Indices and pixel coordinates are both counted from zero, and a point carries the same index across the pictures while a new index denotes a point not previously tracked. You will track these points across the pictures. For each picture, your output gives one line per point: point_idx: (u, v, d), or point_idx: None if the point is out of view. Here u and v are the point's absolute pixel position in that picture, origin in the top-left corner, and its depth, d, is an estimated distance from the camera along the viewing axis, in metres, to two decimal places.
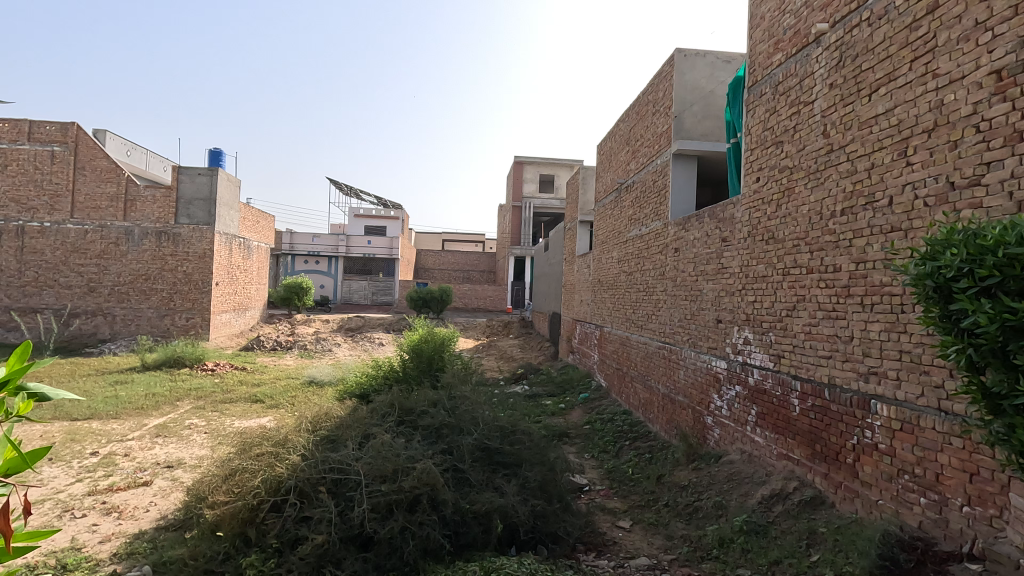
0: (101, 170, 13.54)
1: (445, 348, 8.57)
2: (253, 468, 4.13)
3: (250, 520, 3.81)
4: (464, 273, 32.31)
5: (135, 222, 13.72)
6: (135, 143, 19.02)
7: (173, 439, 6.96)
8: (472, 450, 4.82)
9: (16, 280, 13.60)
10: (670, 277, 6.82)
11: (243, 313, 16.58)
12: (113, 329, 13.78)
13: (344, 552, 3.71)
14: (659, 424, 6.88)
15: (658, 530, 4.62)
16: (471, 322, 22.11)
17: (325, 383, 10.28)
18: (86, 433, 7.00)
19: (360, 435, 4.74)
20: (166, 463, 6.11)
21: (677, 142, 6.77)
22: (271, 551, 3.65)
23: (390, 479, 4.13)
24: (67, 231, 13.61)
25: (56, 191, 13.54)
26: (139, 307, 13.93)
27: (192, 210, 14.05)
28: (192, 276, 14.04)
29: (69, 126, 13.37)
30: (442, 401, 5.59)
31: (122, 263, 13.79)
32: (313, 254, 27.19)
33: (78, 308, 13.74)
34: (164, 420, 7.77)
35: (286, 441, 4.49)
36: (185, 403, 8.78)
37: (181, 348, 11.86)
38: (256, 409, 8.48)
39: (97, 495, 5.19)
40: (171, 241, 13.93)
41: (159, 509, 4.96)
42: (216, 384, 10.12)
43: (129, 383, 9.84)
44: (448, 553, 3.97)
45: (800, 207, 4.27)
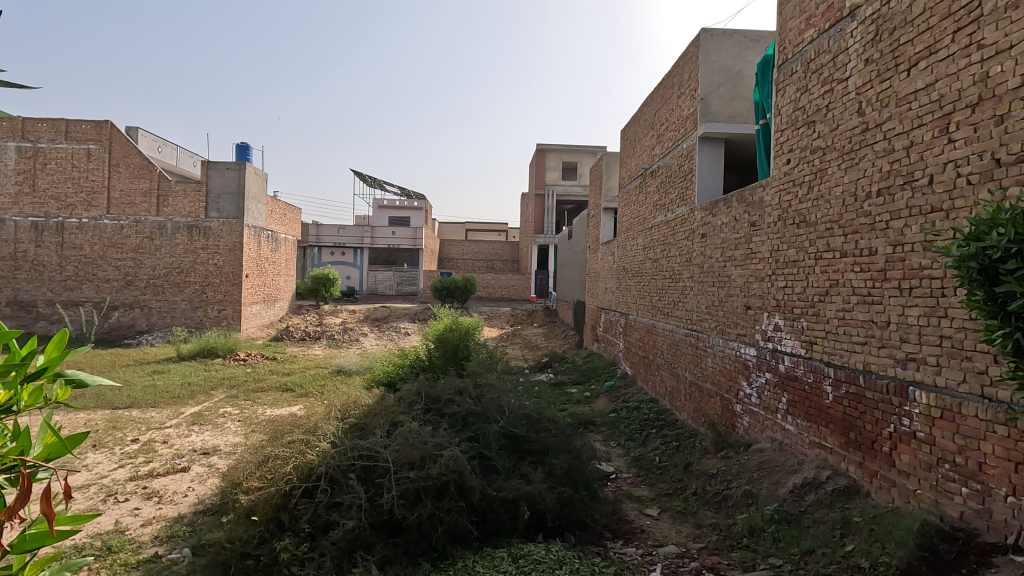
0: (133, 167, 13.97)
1: (470, 337, 8.59)
2: (285, 454, 4.21)
3: (283, 505, 3.89)
4: (488, 263, 32.39)
5: (168, 216, 14.19)
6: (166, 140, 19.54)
7: (208, 427, 7.17)
8: (498, 438, 4.84)
9: (56, 274, 14.06)
10: (697, 264, 6.69)
11: (272, 305, 16.95)
12: (149, 321, 14.26)
13: (374, 538, 3.82)
14: (686, 412, 6.80)
15: (687, 518, 4.58)
16: (495, 311, 22.11)
17: (352, 372, 10.48)
18: (126, 421, 7.27)
19: (388, 423, 4.81)
20: (203, 450, 6.30)
21: (704, 125, 6.61)
22: (303, 536, 3.75)
23: (418, 466, 4.17)
24: (104, 226, 14.05)
25: (93, 188, 13.96)
26: (173, 299, 14.34)
27: (221, 204, 14.35)
28: (223, 268, 14.40)
29: (103, 124, 13.78)
30: (468, 389, 5.60)
31: (156, 257, 14.22)
32: (339, 246, 27.60)
33: (117, 301, 14.20)
34: (200, 409, 8.01)
35: (317, 429, 4.57)
36: (219, 392, 9.03)
37: (214, 339, 12.21)
38: (287, 398, 8.69)
39: (138, 480, 5.39)
40: (202, 235, 14.29)
41: (196, 494, 5.12)
42: (247, 374, 10.37)
43: (166, 373, 10.17)
44: (476, 540, 4.03)
45: (833, 188, 4.13)
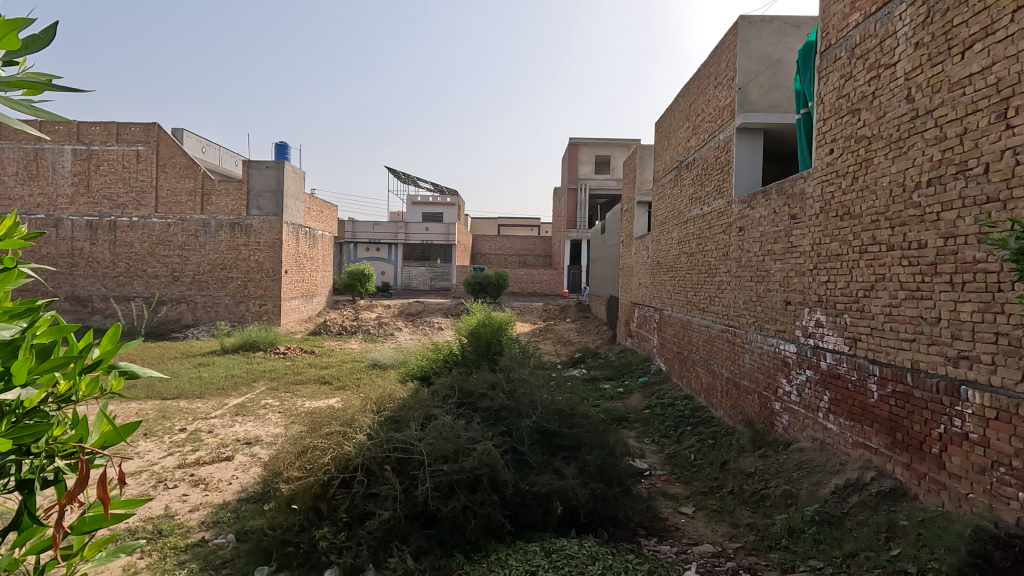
0: (179, 167, 14.53)
1: (503, 332, 8.62)
2: (323, 445, 4.32)
3: (322, 494, 4.01)
4: (520, 258, 32.38)
5: (211, 214, 14.71)
6: (209, 140, 20.22)
7: (250, 418, 7.43)
8: (531, 433, 4.85)
9: (110, 271, 14.75)
10: (734, 258, 6.54)
11: (311, 299, 17.39)
12: (195, 315, 14.85)
13: (409, 529, 3.90)
14: (722, 409, 6.68)
15: (723, 517, 4.50)
16: (527, 306, 22.13)
17: (388, 365, 10.67)
18: (174, 411, 7.60)
19: (422, 416, 4.88)
20: (245, 440, 6.53)
21: (742, 115, 6.44)
22: (341, 525, 3.86)
23: (451, 460, 4.21)
24: (153, 224, 14.67)
25: (142, 188, 14.57)
26: (217, 294, 14.89)
27: (261, 201, 14.80)
28: (264, 264, 14.86)
29: (151, 126, 14.36)
30: (501, 384, 5.63)
31: (201, 254, 14.76)
32: (374, 242, 28.08)
33: (165, 296, 14.83)
34: (243, 400, 8.30)
35: (353, 421, 4.68)
36: (261, 384, 9.34)
37: (255, 333, 12.63)
38: (325, 390, 8.92)
39: (186, 468, 5.64)
40: (244, 232, 14.78)
41: (240, 482, 5.32)
42: (287, 367, 10.68)
43: (211, 365, 10.57)
44: (509, 533, 4.05)
45: (879, 179, 3.96)
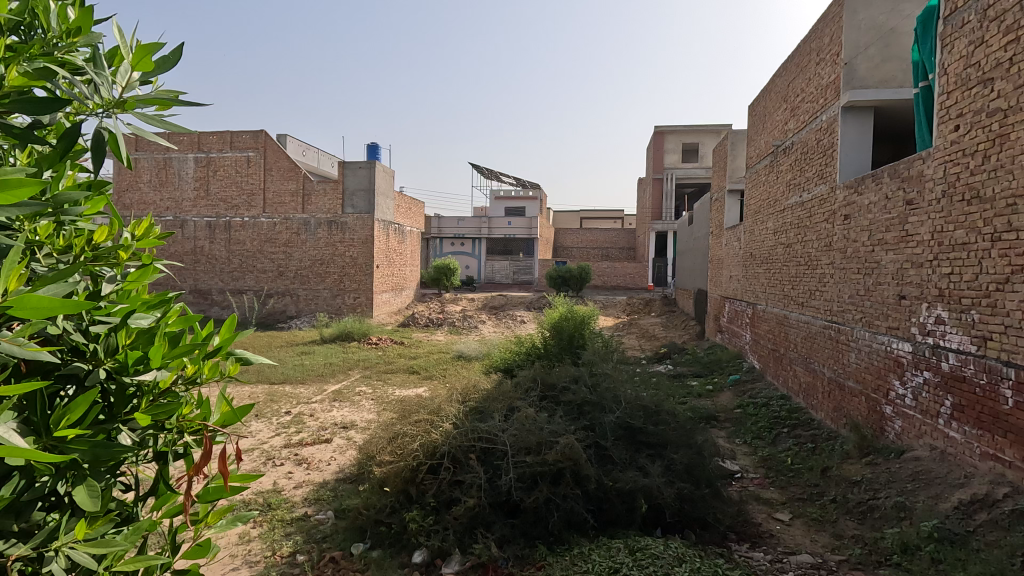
0: (284, 170, 15.71)
1: (586, 326, 8.55)
2: (412, 432, 4.52)
3: (411, 479, 4.20)
4: (603, 251, 31.87)
5: (311, 213, 15.79)
6: (309, 144, 21.69)
7: (347, 404, 7.92)
8: (615, 429, 4.78)
9: (226, 266, 16.27)
10: (838, 248, 6.04)
11: (400, 292, 18.18)
12: (298, 307, 16.03)
13: (494, 517, 3.99)
14: (824, 411, 6.21)
15: (824, 526, 4.19)
16: (611, 300, 21.76)
17: (472, 357, 10.93)
18: (281, 395, 8.26)
19: (505, 407, 4.97)
20: (342, 424, 6.98)
21: (848, 93, 5.92)
22: (429, 509, 4.03)
23: (534, 452, 4.25)
24: (261, 224, 15.99)
25: (252, 190, 15.92)
26: (317, 288, 15.97)
27: (355, 200, 15.67)
28: (358, 260, 15.74)
29: (259, 133, 15.63)
30: (583, 378, 5.59)
31: (303, 250, 15.89)
32: (459, 237, 28.81)
33: (272, 290, 16.13)
34: (340, 387, 8.87)
35: (440, 410, 4.85)
36: (356, 372, 9.92)
37: (350, 324, 13.42)
38: (414, 380, 9.31)
39: (291, 447, 6.12)
40: (340, 229, 15.72)
41: (338, 463, 5.70)
42: (379, 357, 11.26)
43: (312, 354, 11.38)
44: (592, 528, 4.03)
45: (1017, 157, 3.49)
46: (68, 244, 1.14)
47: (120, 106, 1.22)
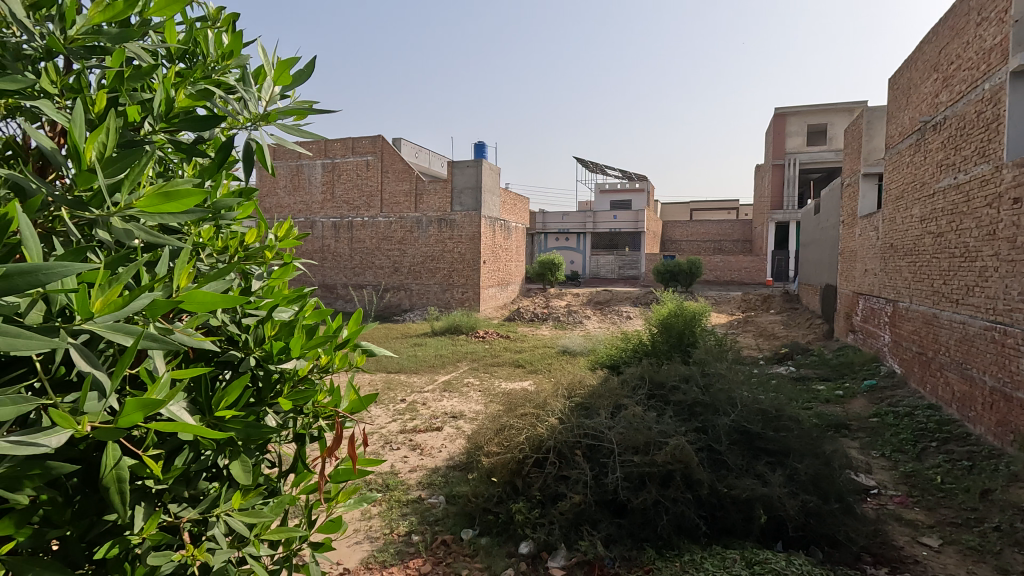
0: (398, 172, 16.68)
1: (697, 323, 8.15)
2: (518, 425, 4.61)
3: (518, 471, 4.30)
4: (716, 244, 30.15)
5: (423, 212, 16.61)
6: (421, 146, 22.84)
7: (456, 394, 8.25)
8: (730, 432, 4.50)
9: (348, 263, 17.62)
10: (1006, 237, 5.19)
11: (506, 287, 18.56)
12: (411, 301, 16.96)
13: (600, 515, 3.95)
14: (985, 425, 5.39)
15: (984, 558, 3.64)
16: (724, 296, 20.55)
17: (577, 352, 10.89)
18: (397, 384, 8.81)
19: (612, 405, 4.88)
20: (452, 413, 7.28)
21: (1020, 54, 5.04)
22: (535, 502, 4.09)
23: (642, 452, 4.14)
24: (379, 223, 17.10)
25: (370, 192, 17.09)
26: (428, 283, 16.79)
27: (463, 198, 16.22)
28: (466, 255, 16.31)
29: (376, 138, 16.72)
30: (695, 377, 5.33)
31: (416, 247, 16.78)
32: (564, 232, 28.78)
33: (389, 284, 17.21)
34: (450, 377, 9.26)
35: (546, 404, 4.89)
36: (464, 364, 10.30)
37: (459, 318, 13.96)
38: (519, 373, 9.47)
39: (406, 433, 6.50)
40: (449, 227, 16.38)
41: (448, 450, 5.95)
42: (486, 350, 11.59)
43: (424, 346, 11.99)
44: (704, 535, 3.84)
45: None
46: (224, 244, 1.28)
47: (265, 119, 1.34)
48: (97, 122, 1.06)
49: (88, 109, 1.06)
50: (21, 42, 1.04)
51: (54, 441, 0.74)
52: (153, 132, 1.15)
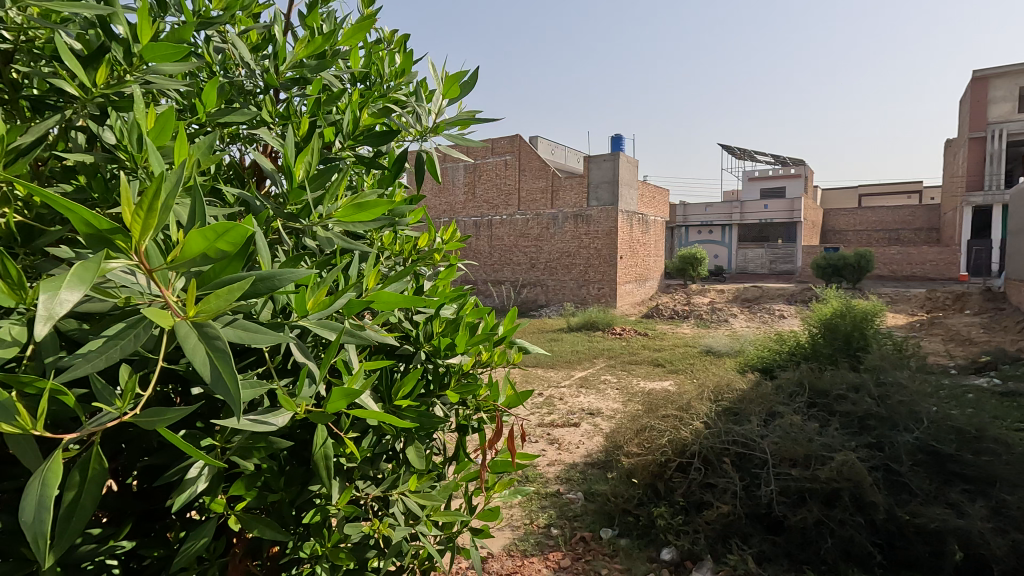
0: (536, 170, 17.04)
1: (869, 325, 7.18)
2: (660, 427, 4.46)
3: (660, 474, 4.20)
4: (892, 234, 26.29)
5: (560, 208, 16.76)
6: (557, 143, 23.07)
7: (593, 391, 8.21)
8: (912, 452, 3.89)
9: (488, 259, 18.38)
10: None
11: (643, 283, 18.00)
12: (548, 297, 17.20)
13: (751, 529, 3.69)
14: None
15: None
16: (902, 293, 17.85)
17: (722, 353, 10.21)
18: (535, 378, 9.01)
19: (765, 412, 4.50)
20: (589, 410, 7.25)
21: None
22: (678, 508, 3.97)
23: (801, 465, 3.78)
24: (516, 220, 17.60)
25: (509, 191, 17.65)
26: (564, 278, 16.90)
27: (600, 192, 16.07)
28: (602, 251, 16.14)
29: (514, 138, 17.23)
30: (866, 387, 4.70)
31: (552, 243, 16.99)
32: (706, 225, 27.15)
33: (526, 280, 17.64)
34: (587, 374, 9.24)
35: (689, 407, 4.66)
36: (601, 361, 10.20)
37: (596, 314, 13.86)
38: (659, 373, 9.14)
39: (544, 427, 6.62)
40: (585, 222, 16.33)
41: (586, 447, 5.94)
42: (623, 347, 11.36)
43: (561, 341, 12.11)
44: (879, 565, 3.38)
45: None
46: (398, 248, 1.44)
47: (433, 131, 1.44)
48: (301, 144, 1.22)
49: (295, 133, 1.22)
50: (246, 79, 1.22)
51: (280, 419, 0.86)
52: (343, 149, 1.29)
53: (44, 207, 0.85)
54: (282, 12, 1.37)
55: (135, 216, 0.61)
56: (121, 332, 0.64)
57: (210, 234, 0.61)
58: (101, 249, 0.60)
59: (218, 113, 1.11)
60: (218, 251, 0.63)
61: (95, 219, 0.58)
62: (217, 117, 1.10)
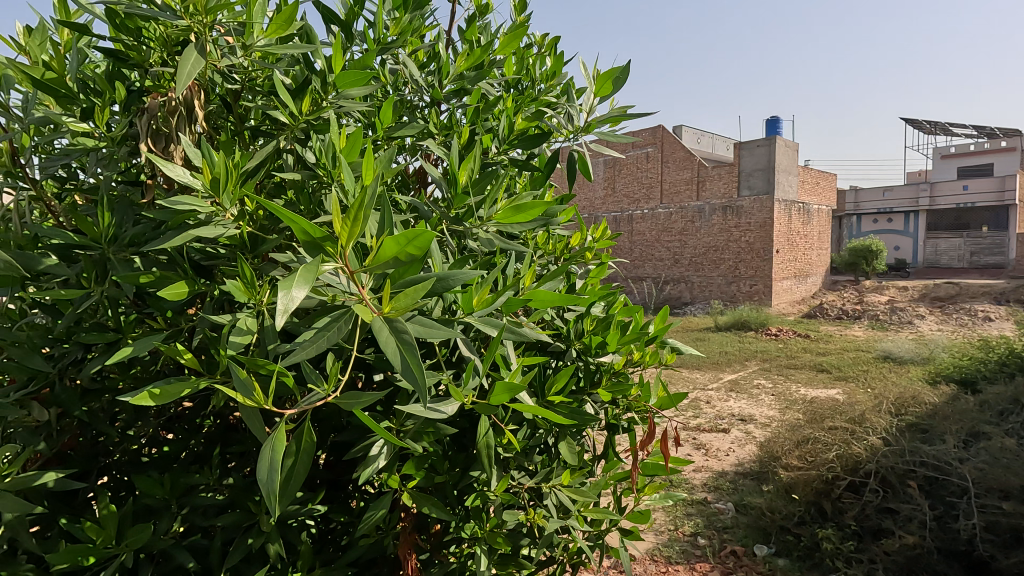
0: (680, 161, 16.32)
1: None
2: (826, 440, 4.00)
3: (826, 492, 3.78)
4: None
5: (706, 200, 15.82)
6: (703, 130, 21.80)
7: (744, 395, 7.63)
8: None
9: (628, 256, 17.97)
10: None
11: (804, 280, 16.27)
12: (692, 294, 16.34)
13: (945, 567, 3.20)
14: None
15: None
16: None
17: (904, 359, 8.86)
18: (679, 378, 8.62)
19: (965, 431, 3.82)
20: (740, 416, 6.76)
21: None
22: (849, 532, 3.54)
23: (1016, 499, 3.17)
24: (658, 214, 16.97)
25: (651, 184, 17.07)
26: (711, 275, 15.91)
27: (752, 181, 14.89)
28: (755, 244, 14.94)
29: (657, 129, 16.63)
30: None
31: (698, 237, 16.10)
32: (884, 212, 23.70)
33: (668, 277, 16.94)
34: (737, 377, 8.62)
35: (863, 420, 4.12)
36: (753, 363, 9.44)
37: (747, 312, 12.86)
38: (824, 379, 8.20)
39: (689, 430, 6.32)
40: (736, 214, 15.21)
41: (737, 455, 5.55)
42: (780, 349, 10.40)
43: (707, 341, 11.44)
44: None
45: None
46: (551, 247, 1.49)
47: (585, 130, 1.45)
48: (463, 151, 1.31)
49: (457, 142, 1.31)
50: (414, 95, 1.34)
51: (450, 408, 0.93)
52: (500, 154, 1.35)
53: (264, 219, 1.00)
54: (444, 30, 1.47)
55: (343, 225, 0.71)
56: (328, 324, 0.75)
57: (401, 240, 0.69)
58: (317, 254, 0.71)
59: (393, 128, 1.23)
60: (407, 254, 0.70)
61: (313, 229, 0.68)
62: (392, 132, 1.22)
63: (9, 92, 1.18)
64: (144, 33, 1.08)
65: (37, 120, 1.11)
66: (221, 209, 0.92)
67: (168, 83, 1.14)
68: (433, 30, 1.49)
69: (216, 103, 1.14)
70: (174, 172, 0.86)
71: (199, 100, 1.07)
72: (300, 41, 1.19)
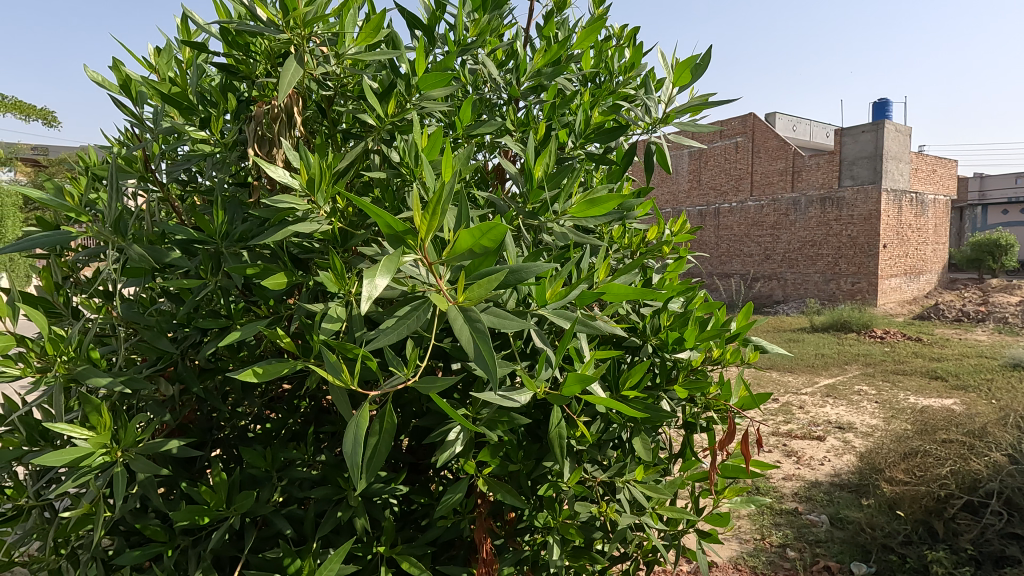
0: (772, 150, 15.38)
1: None
2: (938, 454, 3.65)
3: (937, 511, 3.45)
4: None
5: (802, 191, 14.78)
6: (799, 117, 20.39)
7: (843, 402, 7.07)
8: None
9: (714, 252, 17.17)
10: None
11: (916, 278, 14.77)
12: (785, 292, 15.33)
13: None
14: None
15: None
16: None
17: None
18: (768, 381, 8.15)
19: None
20: (838, 424, 6.28)
21: None
22: (965, 557, 3.23)
23: None
24: (748, 207, 16.07)
25: (740, 175, 16.24)
26: (807, 272, 14.86)
27: (856, 170, 13.76)
28: (858, 239, 13.84)
29: (746, 118, 15.79)
30: None
31: (792, 232, 15.10)
32: (1017, 201, 20.94)
33: (759, 274, 16.01)
34: (834, 382, 8.01)
35: (984, 433, 3.71)
36: (853, 368, 8.73)
37: (847, 312, 11.90)
38: (938, 387, 7.42)
39: (780, 437, 5.95)
40: (836, 206, 14.11)
41: (832, 465, 5.17)
42: (886, 353, 9.53)
43: (802, 343, 10.68)
44: None
45: None
46: (628, 241, 1.49)
47: (663, 121, 1.41)
48: (539, 147, 1.32)
49: (534, 137, 1.33)
50: (492, 93, 1.37)
51: (523, 397, 0.95)
52: (576, 148, 1.36)
53: (353, 215, 1.07)
54: (523, 27, 1.50)
55: (422, 218, 0.75)
56: (407, 313, 0.79)
57: (476, 233, 0.73)
58: (398, 246, 0.75)
59: (471, 127, 1.27)
60: (481, 247, 0.74)
61: (396, 223, 0.73)
62: (471, 130, 1.26)
63: (143, 106, 1.34)
64: (252, 47, 1.20)
65: (165, 130, 1.26)
66: (316, 206, 0.99)
67: (271, 92, 1.26)
68: (512, 29, 1.52)
69: (311, 109, 1.24)
70: (277, 171, 0.94)
71: (299, 106, 1.16)
72: (386, 47, 1.26)
